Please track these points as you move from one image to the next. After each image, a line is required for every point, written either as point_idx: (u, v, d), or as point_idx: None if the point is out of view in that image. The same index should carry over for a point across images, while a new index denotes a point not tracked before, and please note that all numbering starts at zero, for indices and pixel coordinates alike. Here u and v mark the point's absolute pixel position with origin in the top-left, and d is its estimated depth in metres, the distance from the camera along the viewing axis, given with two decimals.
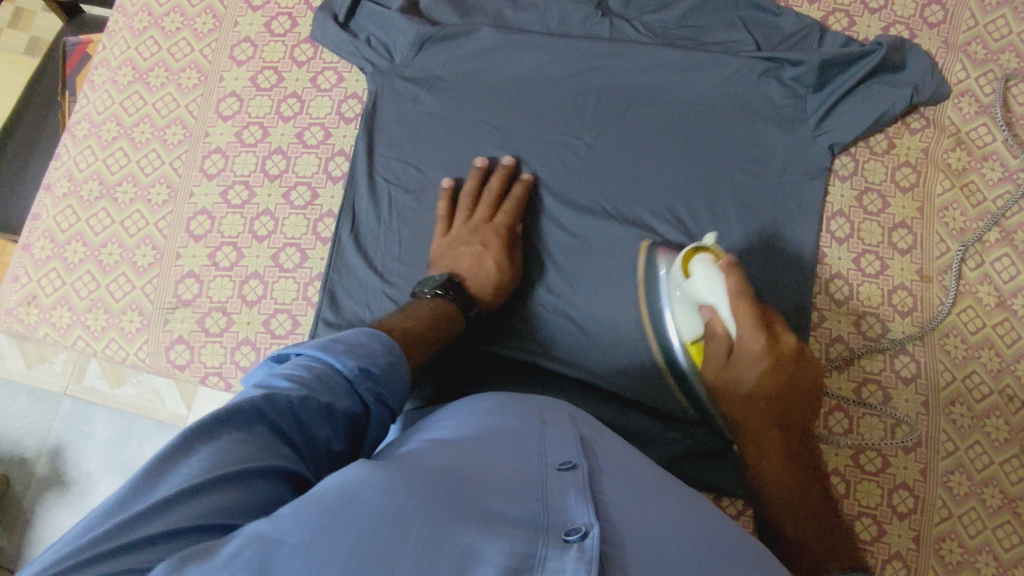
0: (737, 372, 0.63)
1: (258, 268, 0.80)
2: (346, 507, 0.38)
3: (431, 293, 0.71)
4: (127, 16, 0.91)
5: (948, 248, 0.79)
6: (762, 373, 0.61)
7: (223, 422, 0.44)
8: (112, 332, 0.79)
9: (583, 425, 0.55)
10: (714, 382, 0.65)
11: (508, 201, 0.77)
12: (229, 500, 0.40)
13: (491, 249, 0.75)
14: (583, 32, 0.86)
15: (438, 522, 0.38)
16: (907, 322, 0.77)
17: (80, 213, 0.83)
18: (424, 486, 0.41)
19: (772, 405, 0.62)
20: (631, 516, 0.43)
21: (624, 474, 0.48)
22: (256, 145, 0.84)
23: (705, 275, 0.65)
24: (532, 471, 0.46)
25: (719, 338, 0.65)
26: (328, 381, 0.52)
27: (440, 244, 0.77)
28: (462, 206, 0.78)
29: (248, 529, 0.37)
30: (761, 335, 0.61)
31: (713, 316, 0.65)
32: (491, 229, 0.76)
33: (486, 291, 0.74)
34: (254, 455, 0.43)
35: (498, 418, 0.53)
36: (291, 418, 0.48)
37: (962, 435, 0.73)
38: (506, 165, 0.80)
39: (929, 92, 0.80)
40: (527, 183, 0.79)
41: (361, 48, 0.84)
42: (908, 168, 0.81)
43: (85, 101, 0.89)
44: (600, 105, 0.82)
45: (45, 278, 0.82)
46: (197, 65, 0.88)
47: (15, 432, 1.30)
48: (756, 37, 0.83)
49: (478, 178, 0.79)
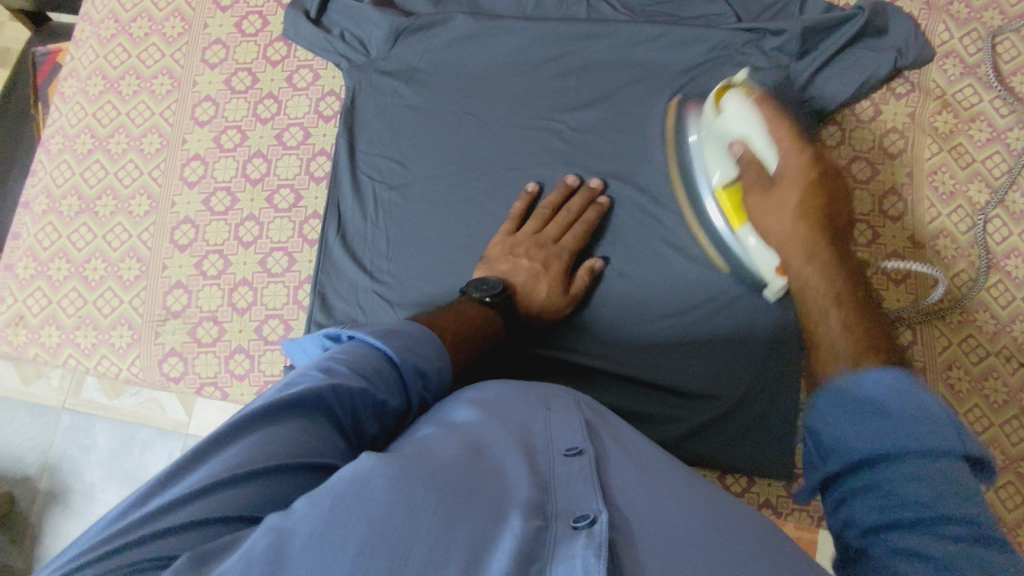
0: (779, 191, 0.56)
1: (246, 274, 0.79)
2: (356, 496, 0.37)
3: (479, 296, 0.68)
4: (93, 24, 0.89)
5: (938, 213, 0.78)
6: (799, 173, 0.56)
7: (282, 408, 0.44)
8: (103, 348, 0.78)
9: (588, 409, 0.54)
10: (756, 208, 0.59)
11: (581, 225, 0.74)
12: (256, 492, 0.40)
13: (551, 270, 0.72)
14: (561, 14, 0.85)
15: (450, 511, 0.38)
16: (903, 290, 0.76)
17: (62, 230, 0.82)
18: (434, 474, 0.40)
19: (819, 212, 0.54)
20: (639, 503, 0.43)
21: (632, 459, 0.47)
22: (235, 150, 0.83)
23: (733, 108, 0.66)
24: (539, 458, 0.45)
25: (751, 166, 0.61)
26: (384, 375, 0.52)
27: (499, 243, 0.75)
28: (534, 216, 0.76)
29: (269, 522, 0.36)
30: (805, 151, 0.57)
31: (744, 147, 0.63)
32: (559, 247, 0.73)
33: (532, 305, 0.71)
34: (295, 449, 0.43)
35: (504, 404, 0.52)
36: (349, 409, 0.47)
37: (959, 398, 0.73)
38: (591, 186, 0.77)
39: (913, 56, 0.79)
40: (603, 207, 0.75)
41: (335, 43, 0.83)
42: (896, 134, 0.80)
43: (57, 114, 0.87)
44: (582, 88, 0.81)
45: (31, 298, 0.81)
46: (169, 71, 0.86)
47: (17, 449, 1.30)
48: (736, 9, 0.82)
49: (559, 193, 0.76)
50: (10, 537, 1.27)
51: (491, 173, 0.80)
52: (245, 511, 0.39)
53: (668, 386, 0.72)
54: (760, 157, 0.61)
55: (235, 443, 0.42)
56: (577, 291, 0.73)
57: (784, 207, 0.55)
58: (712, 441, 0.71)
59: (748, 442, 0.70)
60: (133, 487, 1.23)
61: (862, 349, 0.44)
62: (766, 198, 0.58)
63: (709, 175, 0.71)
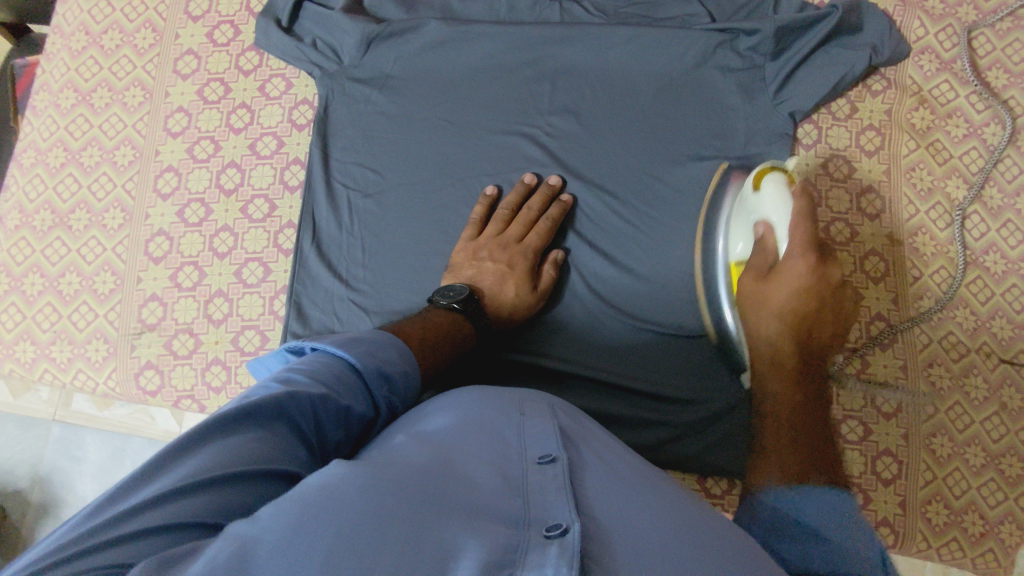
0: (775, 284, 0.60)
1: (221, 286, 0.78)
2: (324, 507, 0.37)
3: (447, 303, 0.68)
4: (64, 36, 0.89)
5: (916, 210, 0.78)
6: (798, 286, 0.58)
7: (240, 417, 0.44)
8: (78, 363, 0.78)
9: (562, 414, 0.53)
10: (748, 295, 0.63)
11: (543, 222, 0.74)
12: (216, 501, 0.39)
13: (516, 269, 0.72)
14: (534, 18, 0.84)
15: (419, 522, 0.37)
16: (881, 287, 0.76)
17: (36, 244, 0.82)
18: (404, 485, 0.40)
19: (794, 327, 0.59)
20: (612, 510, 0.42)
21: (607, 466, 0.47)
22: (208, 160, 0.82)
23: (771, 193, 0.64)
24: (511, 466, 0.45)
25: (765, 256, 0.63)
26: (348, 382, 0.51)
27: (462, 249, 0.75)
28: (496, 218, 0.76)
29: (233, 529, 0.36)
30: (810, 257, 0.58)
31: (767, 232, 0.63)
32: (523, 247, 0.74)
33: (502, 306, 0.72)
34: (257, 457, 0.42)
35: (477, 408, 0.52)
36: (311, 417, 0.47)
37: (941, 396, 0.73)
38: (551, 184, 0.77)
39: (888, 53, 0.79)
40: (565, 204, 0.76)
41: (307, 52, 0.82)
42: (872, 131, 0.80)
43: (30, 128, 0.86)
44: (556, 92, 0.81)
45: (6, 313, 0.80)
46: (141, 82, 0.86)
47: (6, 463, 1.29)
48: (709, 10, 0.81)
49: (520, 193, 0.76)
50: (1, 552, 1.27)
51: (466, 180, 0.79)
52: (204, 519, 0.38)
53: (646, 391, 0.72)
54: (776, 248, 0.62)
55: (196, 451, 0.41)
56: (544, 287, 0.73)
57: (770, 304, 0.60)
58: (690, 444, 0.70)
59: (727, 446, 0.70)
60: None
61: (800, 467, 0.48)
62: (761, 290, 0.61)
63: (728, 245, 0.70)
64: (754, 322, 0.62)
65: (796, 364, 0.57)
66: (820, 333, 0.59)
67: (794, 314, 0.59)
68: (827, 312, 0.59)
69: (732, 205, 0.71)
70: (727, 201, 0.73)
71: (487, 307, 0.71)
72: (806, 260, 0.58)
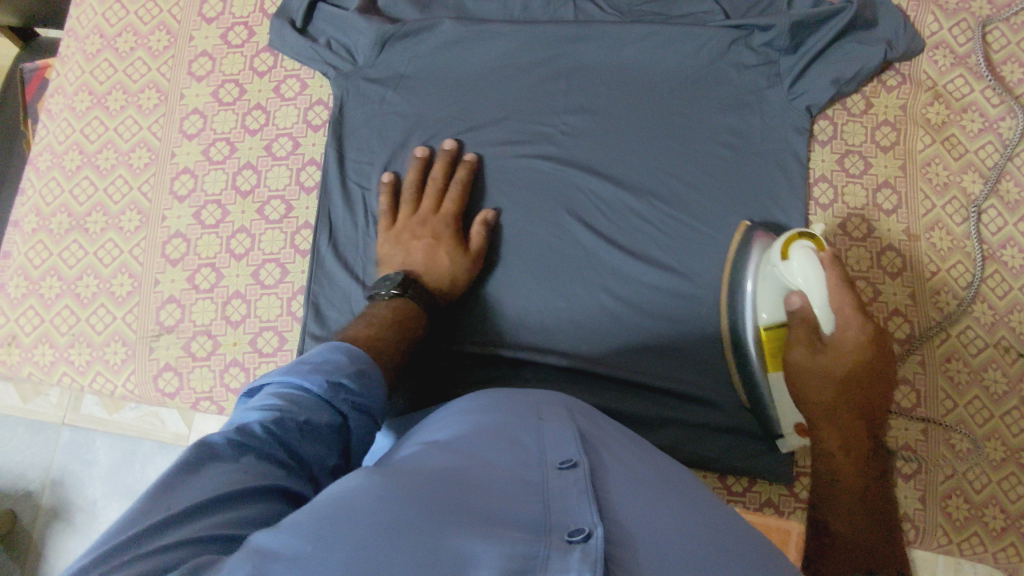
0: (832, 357, 0.63)
1: (238, 287, 0.79)
2: (343, 518, 0.37)
3: (387, 293, 0.70)
4: (78, 39, 0.89)
5: (933, 205, 0.78)
6: (857, 360, 0.63)
7: (205, 458, 0.44)
8: (97, 365, 0.78)
9: (581, 416, 0.53)
10: (800, 367, 0.65)
11: (453, 190, 0.77)
12: (225, 516, 0.40)
13: (443, 239, 0.75)
14: (548, 16, 0.84)
15: (437, 530, 0.37)
16: (898, 283, 0.76)
17: (52, 247, 0.82)
18: (423, 495, 0.40)
19: (854, 394, 0.63)
20: (634, 514, 0.42)
21: (628, 472, 0.47)
22: (224, 162, 0.82)
23: (802, 263, 0.62)
24: (531, 472, 0.45)
25: (809, 325, 0.64)
26: (300, 400, 0.51)
27: (383, 238, 0.76)
28: (405, 201, 0.78)
29: (254, 540, 0.37)
30: (864, 322, 0.62)
31: (805, 303, 0.64)
32: (442, 218, 0.76)
33: (443, 278, 0.74)
34: (245, 479, 0.43)
35: (495, 414, 0.51)
36: (274, 439, 0.47)
37: (959, 392, 0.73)
38: (448, 150, 0.79)
39: (903, 47, 0.79)
40: (471, 164, 0.78)
41: (322, 53, 0.82)
42: (887, 127, 0.80)
43: (45, 131, 0.86)
44: (571, 90, 0.81)
45: (24, 316, 0.80)
46: (156, 84, 0.86)
47: (17, 467, 1.29)
48: (723, 7, 0.81)
49: (419, 169, 0.79)
50: (13, 556, 1.27)
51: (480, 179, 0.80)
52: (214, 534, 0.39)
53: (663, 389, 0.72)
54: (817, 320, 0.63)
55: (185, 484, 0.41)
56: (476, 248, 0.75)
57: (830, 377, 0.63)
58: (708, 442, 0.71)
59: (744, 444, 0.70)
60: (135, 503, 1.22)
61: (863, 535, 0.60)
62: (818, 360, 0.64)
63: (754, 310, 0.68)
64: (815, 398, 0.65)
65: (863, 455, 0.64)
66: (878, 416, 0.65)
67: (855, 389, 0.63)
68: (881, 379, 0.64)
69: (758, 259, 0.69)
70: (755, 252, 0.70)
71: (428, 284, 0.73)
72: (862, 331, 0.62)
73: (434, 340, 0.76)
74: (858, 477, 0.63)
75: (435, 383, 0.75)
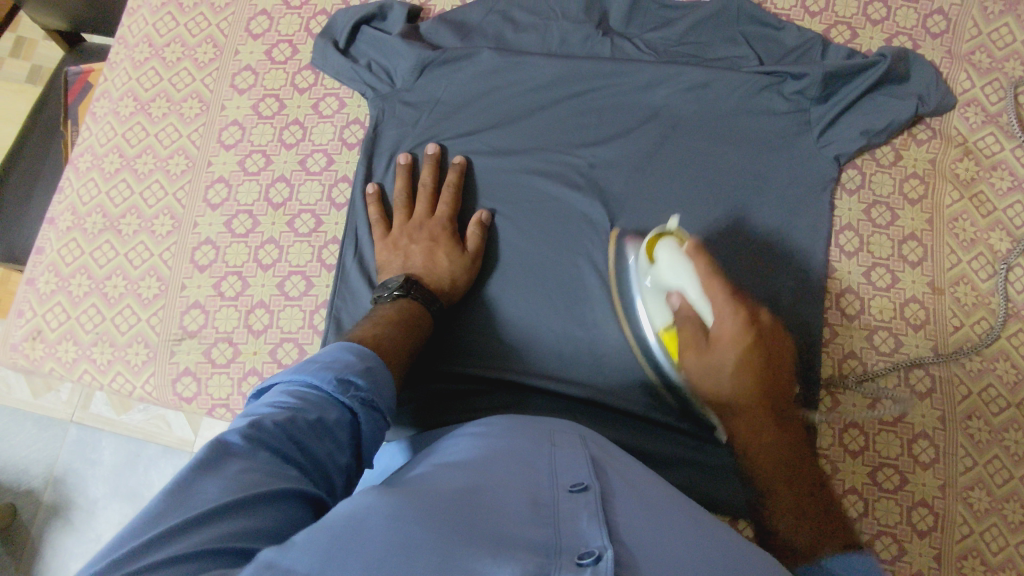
0: (717, 353, 0.65)
1: (263, 297, 0.79)
2: (357, 535, 0.37)
3: (390, 295, 0.70)
4: (128, 47, 0.91)
5: (958, 260, 0.78)
6: (736, 360, 0.64)
7: (218, 457, 0.43)
8: (118, 365, 0.79)
9: (594, 445, 0.53)
10: (695, 371, 0.66)
11: (445, 191, 0.79)
12: (237, 527, 0.39)
13: (440, 241, 0.76)
14: (584, 52, 0.86)
15: (447, 549, 0.37)
16: (921, 335, 0.75)
17: (84, 246, 0.83)
18: (436, 513, 0.40)
19: (757, 383, 0.64)
20: (644, 537, 0.41)
21: (636, 496, 0.46)
22: (259, 173, 0.84)
23: (671, 261, 0.68)
24: (543, 494, 0.45)
25: (694, 329, 0.67)
26: (311, 397, 0.51)
27: (381, 247, 0.77)
28: (397, 208, 0.79)
29: (263, 557, 0.36)
30: (738, 318, 0.64)
31: (687, 307, 0.68)
32: (436, 220, 0.77)
33: (443, 278, 0.74)
34: (257, 482, 0.42)
35: (509, 439, 0.52)
36: (286, 437, 0.47)
37: (980, 449, 0.72)
38: (432, 153, 0.81)
39: (934, 103, 0.80)
40: (460, 165, 0.80)
41: (361, 73, 0.84)
42: (916, 180, 0.80)
43: (88, 133, 0.89)
44: (603, 125, 0.82)
45: (50, 312, 0.81)
46: (199, 94, 0.88)
47: (22, 461, 1.29)
48: (758, 53, 0.83)
49: (405, 175, 0.80)
50: (9, 551, 1.26)
51: (508, 206, 0.81)
52: (225, 546, 0.38)
53: (673, 426, 0.72)
54: (697, 310, 0.67)
55: (200, 488, 0.41)
56: (472, 247, 0.77)
57: (723, 367, 0.65)
58: (721, 484, 0.70)
59: None
60: (135, 505, 1.22)
61: (819, 536, 0.56)
62: (705, 362, 0.66)
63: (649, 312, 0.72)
64: (712, 391, 0.66)
65: (772, 417, 0.65)
66: (777, 380, 0.66)
67: (749, 374, 0.64)
68: (772, 353, 0.66)
69: (635, 271, 0.74)
70: (632, 274, 0.75)
71: (429, 283, 0.74)
72: (738, 318, 0.64)
73: (446, 360, 0.76)
74: (780, 442, 0.64)
75: (449, 403, 0.75)
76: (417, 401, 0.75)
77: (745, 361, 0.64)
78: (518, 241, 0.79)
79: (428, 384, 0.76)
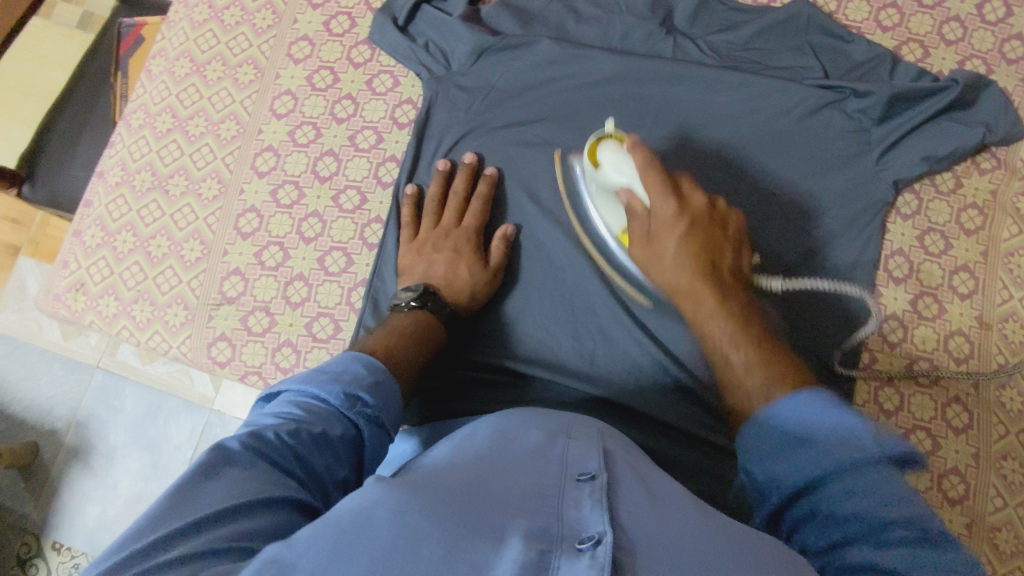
0: (658, 244, 0.62)
1: (303, 270, 0.80)
2: (359, 529, 0.37)
3: (406, 304, 0.70)
4: (188, 7, 0.91)
5: (1010, 295, 0.75)
6: (679, 235, 0.61)
7: (221, 464, 0.44)
8: (156, 324, 0.80)
9: (611, 439, 0.51)
10: (642, 260, 0.64)
11: (475, 202, 0.78)
12: (241, 526, 0.40)
13: (463, 253, 0.75)
14: (646, 49, 0.84)
15: (452, 541, 0.36)
16: (963, 369, 0.74)
17: (132, 203, 0.84)
18: (437, 507, 0.39)
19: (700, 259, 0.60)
20: (649, 527, 0.41)
21: (647, 489, 0.45)
22: (308, 146, 0.84)
23: (612, 159, 0.68)
24: (550, 483, 0.43)
25: (638, 219, 0.65)
26: (318, 411, 0.51)
27: (407, 251, 0.77)
28: (428, 212, 0.79)
29: (268, 552, 0.36)
30: (670, 202, 0.62)
31: (631, 197, 0.65)
32: (461, 232, 0.77)
33: (462, 292, 0.74)
34: (258, 488, 0.43)
35: (526, 431, 0.50)
36: (287, 451, 0.47)
37: (1013, 491, 0.70)
38: (467, 162, 0.80)
39: (1002, 132, 0.77)
40: (492, 178, 0.79)
41: (418, 53, 0.84)
42: (975, 210, 0.78)
43: (143, 90, 0.89)
44: (657, 126, 0.80)
45: (94, 266, 0.82)
46: (254, 60, 0.88)
47: (49, 402, 1.32)
48: (824, 65, 0.81)
49: (439, 181, 0.80)
50: (28, 488, 1.29)
51: (552, 203, 0.79)
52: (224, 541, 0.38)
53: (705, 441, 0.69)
54: (638, 202, 0.65)
55: (207, 490, 0.42)
56: (495, 262, 0.76)
57: (665, 251, 0.62)
58: None
59: None
60: (154, 454, 1.25)
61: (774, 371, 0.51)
62: (649, 250, 0.63)
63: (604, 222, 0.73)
64: (659, 275, 0.62)
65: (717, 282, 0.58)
66: (721, 247, 0.61)
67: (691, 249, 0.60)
68: (717, 230, 0.62)
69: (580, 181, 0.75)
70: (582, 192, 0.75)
71: (446, 295, 0.74)
72: (672, 200, 0.62)
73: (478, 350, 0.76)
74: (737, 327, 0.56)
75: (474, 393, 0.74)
76: (443, 388, 0.75)
77: (688, 241, 0.60)
78: (559, 242, 0.78)
79: (451, 371, 0.76)
